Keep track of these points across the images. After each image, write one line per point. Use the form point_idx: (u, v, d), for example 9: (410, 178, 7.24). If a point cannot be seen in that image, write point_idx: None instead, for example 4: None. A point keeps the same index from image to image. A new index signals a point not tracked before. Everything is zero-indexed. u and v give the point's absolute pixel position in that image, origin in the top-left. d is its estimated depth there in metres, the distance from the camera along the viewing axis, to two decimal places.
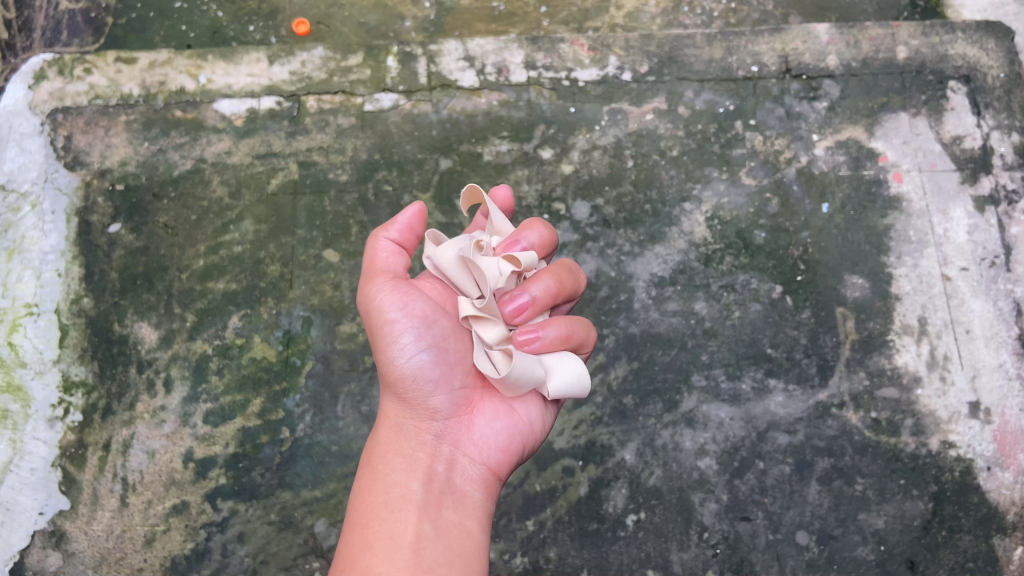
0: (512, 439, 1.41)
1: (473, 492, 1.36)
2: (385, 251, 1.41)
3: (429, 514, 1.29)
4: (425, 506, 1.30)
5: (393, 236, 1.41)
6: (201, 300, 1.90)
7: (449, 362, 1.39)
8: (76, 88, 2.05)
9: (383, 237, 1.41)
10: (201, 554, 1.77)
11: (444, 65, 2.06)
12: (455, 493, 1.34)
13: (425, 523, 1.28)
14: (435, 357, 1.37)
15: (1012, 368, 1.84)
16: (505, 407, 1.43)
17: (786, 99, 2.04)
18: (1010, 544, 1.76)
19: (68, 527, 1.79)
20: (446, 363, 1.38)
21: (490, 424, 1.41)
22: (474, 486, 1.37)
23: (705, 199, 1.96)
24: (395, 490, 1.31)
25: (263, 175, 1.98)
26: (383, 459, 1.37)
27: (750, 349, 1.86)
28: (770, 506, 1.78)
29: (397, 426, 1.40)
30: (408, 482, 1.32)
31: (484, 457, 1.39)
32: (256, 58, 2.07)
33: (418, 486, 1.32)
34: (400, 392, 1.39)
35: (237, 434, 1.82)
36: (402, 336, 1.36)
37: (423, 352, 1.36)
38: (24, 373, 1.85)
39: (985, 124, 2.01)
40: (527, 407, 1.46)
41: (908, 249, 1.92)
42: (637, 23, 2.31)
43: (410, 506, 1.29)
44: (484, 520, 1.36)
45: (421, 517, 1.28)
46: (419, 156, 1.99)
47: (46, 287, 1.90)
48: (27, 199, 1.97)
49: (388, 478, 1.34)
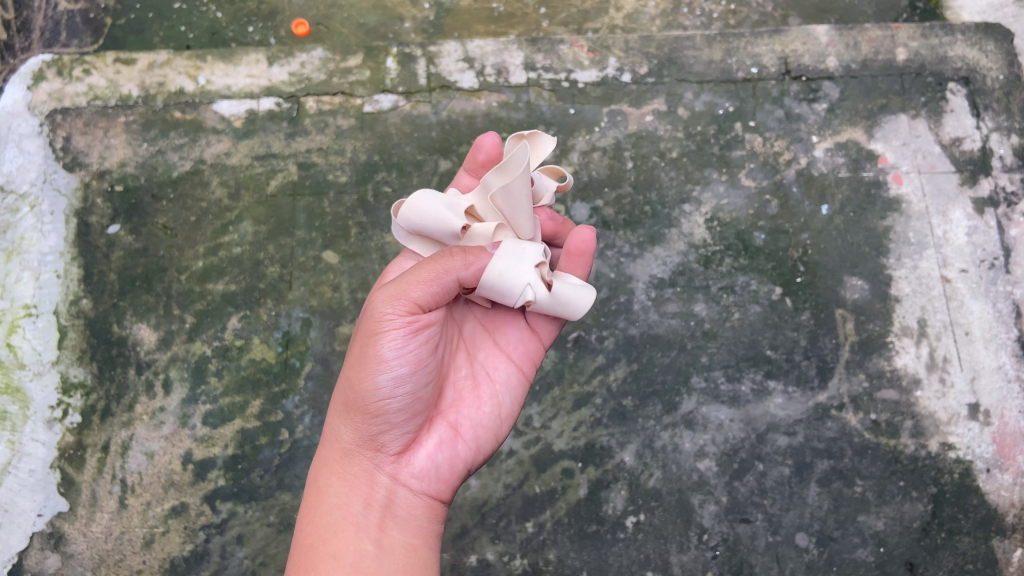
0: (456, 467, 1.39)
1: (416, 517, 1.35)
2: (415, 289, 1.30)
3: (371, 535, 1.30)
4: (366, 528, 1.30)
5: (449, 278, 1.32)
6: (200, 302, 1.90)
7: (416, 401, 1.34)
8: (75, 89, 2.04)
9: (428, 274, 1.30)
10: (200, 555, 1.77)
11: (444, 67, 2.05)
12: (398, 517, 1.33)
13: (366, 545, 1.29)
14: (402, 392, 1.31)
15: (1012, 370, 1.84)
16: (452, 430, 1.40)
17: (786, 100, 2.04)
18: (1009, 545, 1.76)
19: (67, 529, 1.78)
20: (410, 396, 1.33)
21: (437, 452, 1.38)
22: (417, 511, 1.36)
23: (704, 201, 1.95)
24: (338, 512, 1.32)
25: (262, 176, 1.98)
26: (327, 481, 1.36)
27: (750, 350, 1.86)
28: (769, 508, 1.78)
29: (345, 448, 1.36)
30: (351, 503, 1.33)
31: (429, 483, 1.37)
32: (256, 59, 2.07)
33: (360, 508, 1.32)
34: (355, 420, 1.34)
35: (237, 435, 1.82)
36: (371, 366, 1.30)
37: (393, 388, 1.30)
38: (23, 374, 1.85)
39: (984, 126, 2.02)
40: (478, 432, 1.41)
41: (907, 251, 1.92)
42: (636, 24, 2.31)
43: (351, 529, 1.30)
44: (427, 545, 1.36)
45: (363, 539, 1.29)
46: (418, 157, 1.99)
47: (45, 288, 1.90)
48: (26, 200, 1.97)
49: (331, 500, 1.33)
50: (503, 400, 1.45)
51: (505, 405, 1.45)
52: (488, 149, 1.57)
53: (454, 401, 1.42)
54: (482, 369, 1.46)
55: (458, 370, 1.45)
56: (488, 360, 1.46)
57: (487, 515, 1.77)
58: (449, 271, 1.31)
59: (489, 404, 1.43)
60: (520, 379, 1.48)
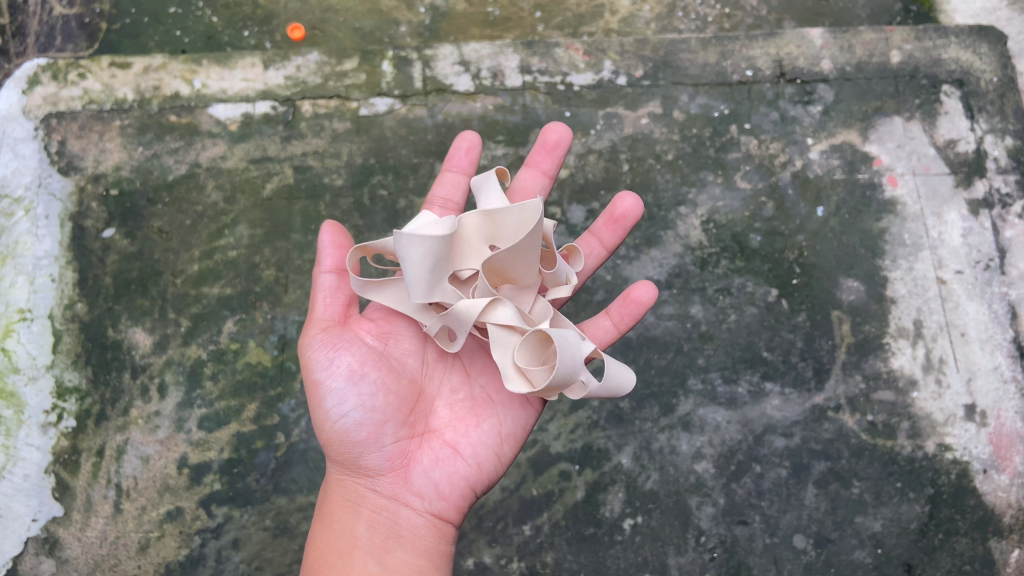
0: (457, 485, 1.38)
1: (421, 536, 1.37)
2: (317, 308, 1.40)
3: (374, 556, 1.34)
4: (370, 549, 1.35)
5: (324, 278, 1.40)
6: (195, 305, 1.89)
7: (382, 419, 1.34)
8: (70, 92, 2.04)
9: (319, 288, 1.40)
10: (195, 560, 1.76)
11: (439, 70, 2.06)
12: (401, 537, 1.36)
13: (371, 566, 1.33)
14: (354, 411, 1.33)
15: (1007, 371, 1.85)
16: (448, 449, 1.38)
17: (781, 103, 2.05)
18: (1006, 546, 1.76)
19: (61, 534, 1.78)
20: (366, 413, 1.33)
21: (431, 471, 1.37)
22: (422, 530, 1.37)
23: (700, 203, 1.96)
24: (341, 537, 1.37)
25: (257, 179, 1.98)
26: (331, 506, 1.41)
27: (746, 352, 1.86)
28: (767, 510, 1.78)
29: (339, 477, 1.41)
30: (353, 527, 1.37)
31: (430, 501, 1.38)
32: (251, 63, 2.07)
33: (361, 530, 1.36)
34: (338, 448, 1.38)
35: (232, 439, 1.81)
36: (317, 395, 1.35)
37: (343, 408, 1.33)
38: (17, 379, 1.84)
39: (978, 128, 2.03)
40: (476, 448, 1.40)
41: (902, 252, 1.92)
42: (631, 27, 2.24)
43: (355, 552, 1.35)
44: (435, 562, 1.38)
45: (367, 561, 1.34)
46: (414, 161, 1.99)
47: (40, 292, 1.89)
48: (20, 204, 1.96)
49: (335, 526, 1.38)
50: (504, 418, 1.44)
51: (505, 421, 1.44)
52: (471, 138, 1.63)
53: (448, 420, 1.41)
54: (480, 389, 1.46)
55: (451, 390, 1.45)
56: (487, 383, 1.47)
57: (484, 518, 1.76)
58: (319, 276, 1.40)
59: (487, 421, 1.42)
60: (523, 402, 1.47)
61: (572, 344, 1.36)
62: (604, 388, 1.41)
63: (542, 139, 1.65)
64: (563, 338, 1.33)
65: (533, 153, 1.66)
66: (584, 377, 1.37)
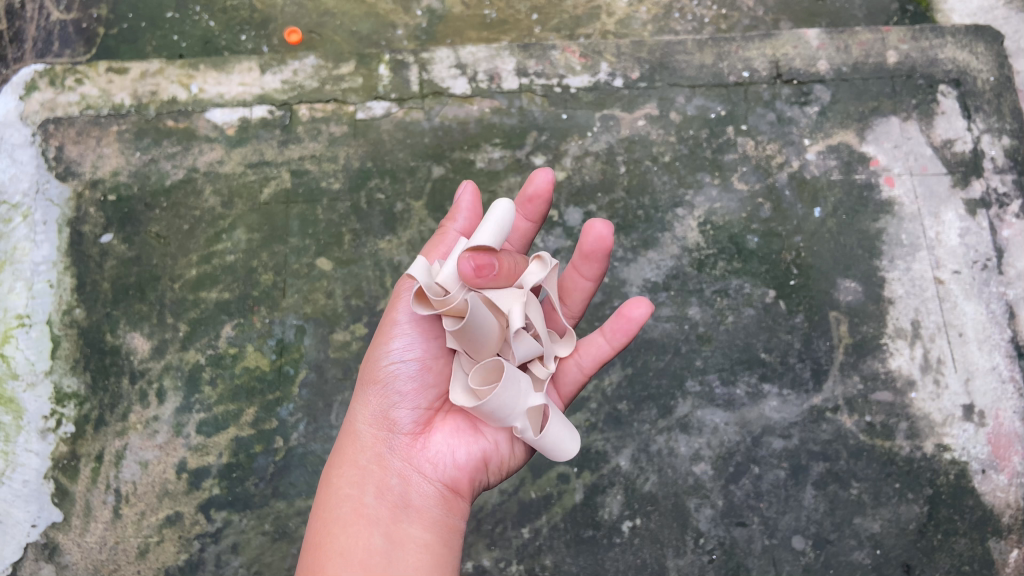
0: (470, 455, 1.39)
1: (430, 507, 1.36)
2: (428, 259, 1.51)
3: (380, 527, 1.32)
4: (377, 520, 1.33)
5: (452, 236, 1.52)
6: (194, 310, 1.90)
7: (427, 378, 1.43)
8: (67, 98, 2.05)
9: (448, 236, 1.52)
10: (194, 565, 1.76)
11: (436, 73, 2.06)
12: (410, 507, 1.35)
13: (377, 535, 1.31)
14: (412, 361, 1.42)
15: (1005, 370, 1.85)
16: (469, 423, 1.42)
17: (777, 104, 2.05)
18: (1005, 546, 1.76)
19: (60, 539, 1.78)
20: (421, 367, 1.43)
21: (449, 439, 1.40)
22: (431, 501, 1.37)
23: (697, 205, 1.96)
24: (348, 503, 1.35)
25: (255, 184, 1.98)
26: (340, 472, 1.40)
27: (744, 353, 1.86)
28: (765, 511, 1.78)
29: (357, 436, 1.43)
30: (362, 495, 1.36)
31: (443, 470, 1.38)
32: (248, 67, 2.07)
33: (371, 498, 1.35)
34: (372, 401, 1.43)
35: (231, 444, 1.81)
36: (383, 340, 1.45)
37: (403, 355, 1.43)
38: (17, 385, 1.84)
39: (975, 128, 2.03)
40: (496, 431, 1.43)
41: (900, 252, 1.92)
42: (628, 29, 2.24)
43: (362, 520, 1.33)
44: (441, 538, 1.35)
45: (372, 531, 1.32)
46: (411, 164, 1.99)
47: (38, 298, 1.90)
48: (18, 210, 1.96)
49: (343, 491, 1.37)
50: None
51: None
52: (539, 184, 1.49)
53: None
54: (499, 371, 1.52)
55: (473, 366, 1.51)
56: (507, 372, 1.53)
57: (483, 521, 1.76)
58: (448, 232, 1.52)
59: None
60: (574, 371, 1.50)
61: (519, 388, 1.35)
62: (540, 444, 1.38)
63: (580, 247, 1.46)
64: (513, 378, 1.33)
65: (575, 257, 1.49)
66: (521, 424, 1.34)
